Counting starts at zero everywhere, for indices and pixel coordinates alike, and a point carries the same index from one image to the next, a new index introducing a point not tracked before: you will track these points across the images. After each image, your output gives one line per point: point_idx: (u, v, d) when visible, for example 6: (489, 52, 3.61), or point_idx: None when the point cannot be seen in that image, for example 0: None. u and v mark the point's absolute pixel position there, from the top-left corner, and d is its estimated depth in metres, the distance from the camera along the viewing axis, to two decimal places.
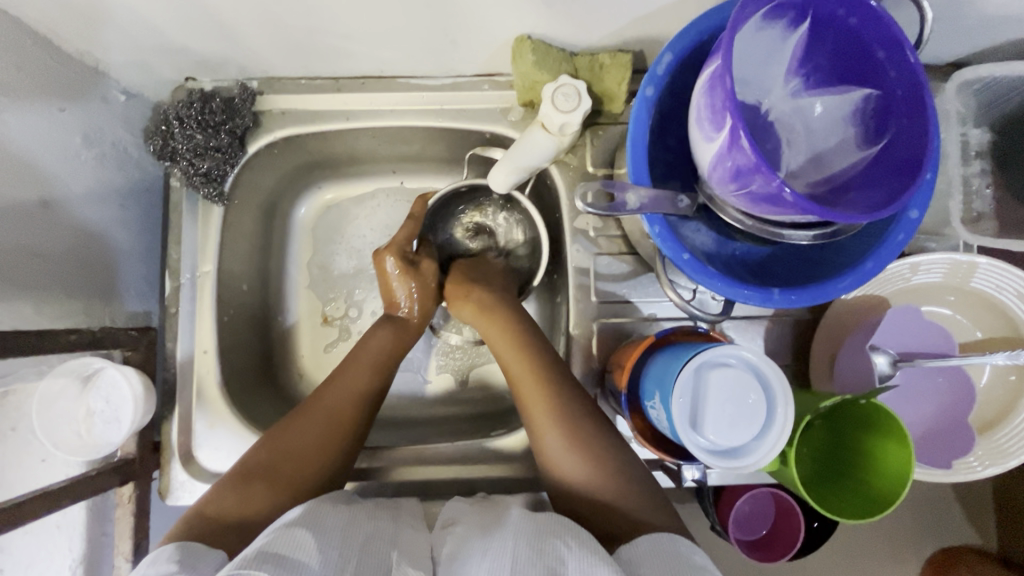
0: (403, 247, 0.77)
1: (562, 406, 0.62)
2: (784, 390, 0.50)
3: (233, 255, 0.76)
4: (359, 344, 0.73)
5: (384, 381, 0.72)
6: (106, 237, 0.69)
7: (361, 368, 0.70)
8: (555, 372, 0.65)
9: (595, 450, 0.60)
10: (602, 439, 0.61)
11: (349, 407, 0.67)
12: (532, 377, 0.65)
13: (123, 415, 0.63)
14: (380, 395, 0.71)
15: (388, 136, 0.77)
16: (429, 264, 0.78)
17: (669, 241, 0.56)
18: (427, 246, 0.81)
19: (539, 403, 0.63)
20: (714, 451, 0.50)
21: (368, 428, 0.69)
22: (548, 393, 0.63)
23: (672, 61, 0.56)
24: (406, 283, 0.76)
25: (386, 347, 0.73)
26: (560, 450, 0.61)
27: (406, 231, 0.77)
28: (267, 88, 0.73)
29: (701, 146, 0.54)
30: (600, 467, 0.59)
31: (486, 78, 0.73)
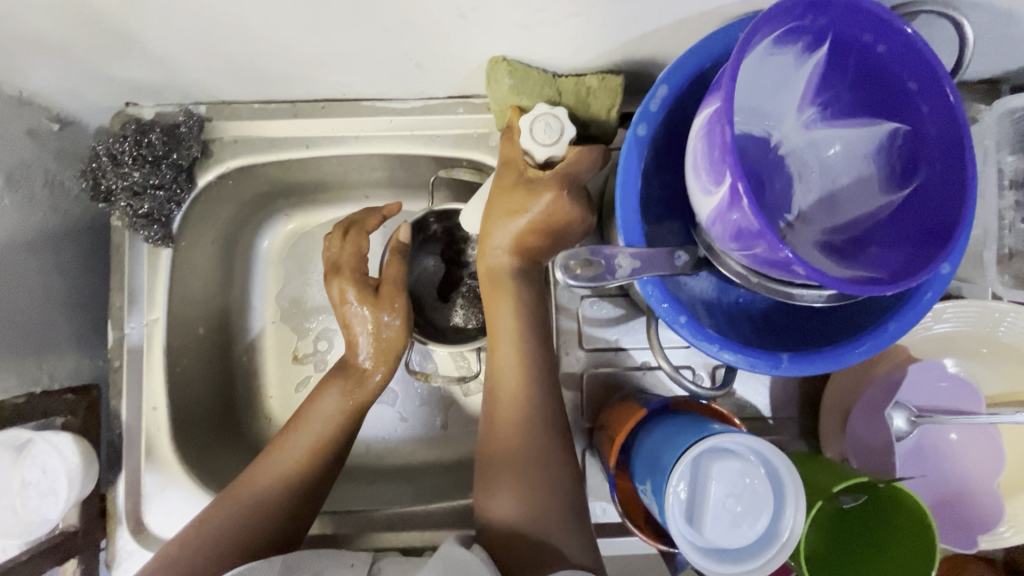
0: (355, 271, 0.67)
1: (540, 443, 0.56)
2: (795, 487, 0.43)
3: (186, 297, 0.69)
4: (308, 408, 0.66)
5: (341, 443, 0.66)
6: (42, 285, 0.62)
7: (303, 440, 0.63)
8: (539, 377, 0.58)
9: (549, 489, 0.54)
10: (563, 494, 0.54)
11: (281, 490, 0.61)
12: (514, 399, 0.57)
13: (55, 489, 0.57)
14: (333, 461, 0.65)
15: (354, 163, 0.70)
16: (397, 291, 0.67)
17: (665, 301, 0.50)
18: (397, 259, 0.68)
19: (511, 433, 0.56)
20: (711, 552, 0.43)
21: (319, 498, 0.63)
22: (524, 419, 0.57)
23: (667, 94, 0.48)
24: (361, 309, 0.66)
25: (337, 407, 0.65)
26: (510, 496, 0.54)
27: (354, 245, 0.68)
28: (217, 114, 0.65)
29: (697, 197, 0.46)
30: (545, 511, 0.53)
31: (460, 100, 0.65)
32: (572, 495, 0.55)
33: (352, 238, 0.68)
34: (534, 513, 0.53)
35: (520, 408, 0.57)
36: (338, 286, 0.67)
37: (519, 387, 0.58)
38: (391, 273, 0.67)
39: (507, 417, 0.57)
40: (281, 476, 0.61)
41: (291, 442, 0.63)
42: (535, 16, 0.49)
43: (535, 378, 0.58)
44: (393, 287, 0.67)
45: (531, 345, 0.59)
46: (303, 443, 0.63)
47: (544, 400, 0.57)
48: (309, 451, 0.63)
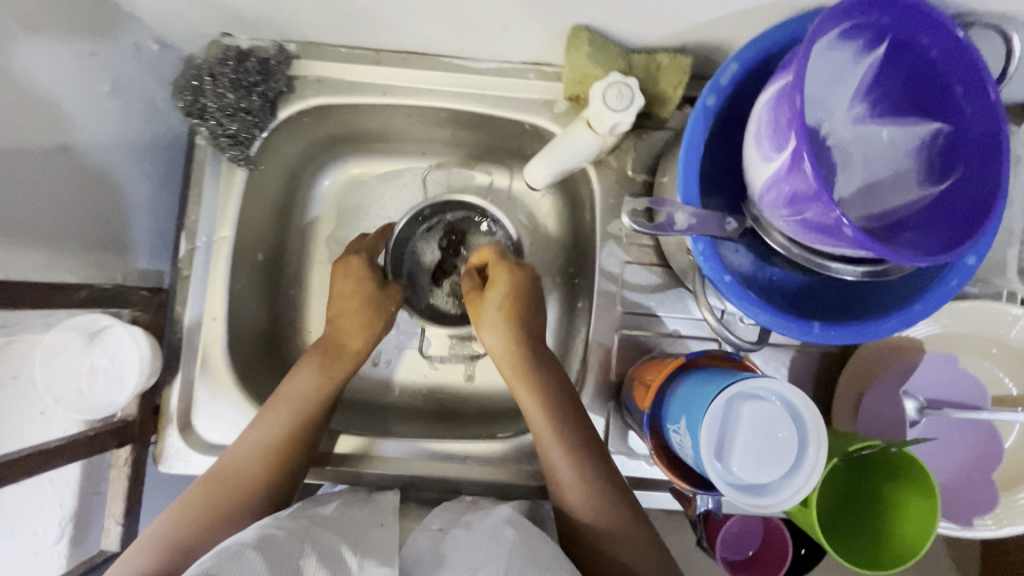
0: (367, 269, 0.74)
1: (580, 456, 0.63)
2: (818, 430, 0.47)
3: (252, 222, 0.73)
4: (281, 385, 0.67)
5: (323, 407, 0.67)
6: (126, 191, 0.66)
7: (274, 419, 0.64)
8: (560, 400, 0.66)
9: (605, 493, 0.62)
10: (615, 491, 0.63)
11: (262, 464, 0.62)
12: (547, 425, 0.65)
13: (125, 376, 0.62)
14: (312, 421, 0.66)
15: (423, 116, 0.75)
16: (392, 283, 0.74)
17: (711, 260, 0.54)
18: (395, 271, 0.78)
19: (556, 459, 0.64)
20: (741, 487, 0.47)
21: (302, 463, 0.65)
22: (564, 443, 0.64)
23: (737, 71, 0.52)
24: (355, 289, 0.72)
25: (312, 382, 0.67)
26: (580, 501, 0.62)
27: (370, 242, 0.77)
28: (305, 53, 0.70)
29: (756, 166, 0.51)
30: (613, 514, 0.61)
31: (533, 67, 0.70)
32: (622, 494, 0.63)
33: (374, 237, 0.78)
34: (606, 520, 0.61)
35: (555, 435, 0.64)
36: (342, 281, 0.72)
37: (554, 427, 0.64)
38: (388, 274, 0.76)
39: (549, 448, 0.64)
40: (260, 452, 0.63)
41: (264, 418, 0.64)
42: None
43: (557, 400, 0.65)
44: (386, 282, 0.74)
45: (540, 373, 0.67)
46: (279, 417, 0.64)
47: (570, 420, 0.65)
48: (290, 423, 0.65)
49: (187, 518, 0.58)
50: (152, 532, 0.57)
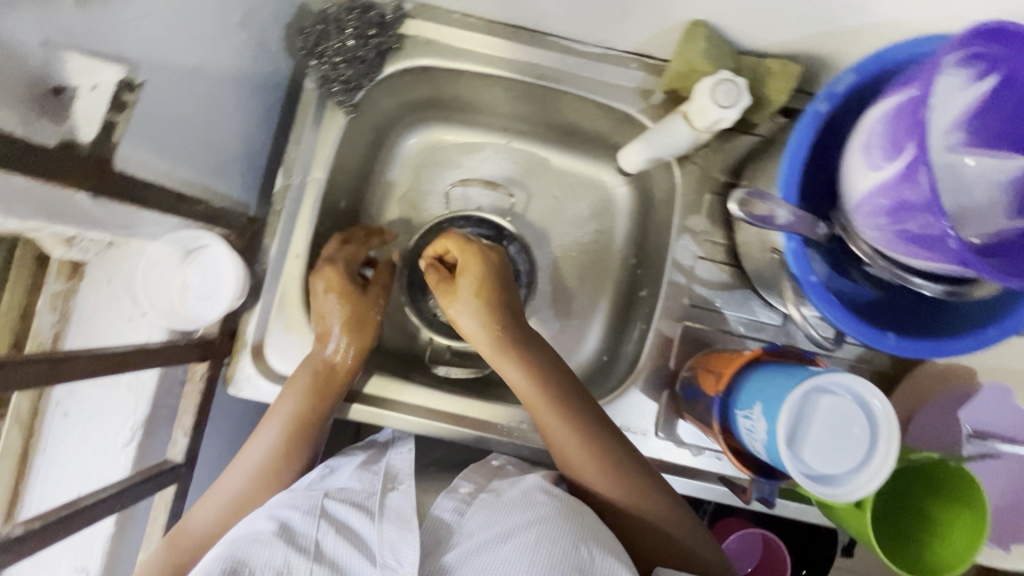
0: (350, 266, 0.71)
1: (596, 449, 0.61)
2: (890, 429, 0.49)
3: (341, 169, 0.76)
4: (280, 397, 0.65)
5: (319, 422, 0.65)
6: (234, 120, 0.68)
7: (266, 445, 0.63)
8: (563, 395, 0.63)
9: (632, 479, 0.61)
10: (643, 475, 0.61)
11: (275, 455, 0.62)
12: (555, 423, 0.62)
13: (212, 299, 0.65)
14: (306, 437, 0.64)
15: (519, 91, 0.77)
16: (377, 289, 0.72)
17: (800, 260, 0.56)
18: (387, 270, 0.75)
19: (571, 461, 0.61)
20: (808, 478, 0.49)
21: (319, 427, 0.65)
22: (578, 437, 0.61)
23: (851, 83, 0.55)
24: (337, 297, 0.68)
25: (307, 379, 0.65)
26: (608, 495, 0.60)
27: (348, 253, 0.73)
28: (419, 14, 0.72)
29: (860, 174, 0.53)
30: (644, 501, 0.60)
31: (635, 57, 0.72)
32: (646, 473, 0.61)
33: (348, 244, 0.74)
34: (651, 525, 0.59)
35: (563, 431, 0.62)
36: (324, 275, 0.69)
37: (567, 431, 0.61)
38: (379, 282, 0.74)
39: (561, 447, 0.62)
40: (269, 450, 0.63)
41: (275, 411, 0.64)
42: None
43: (561, 394, 0.63)
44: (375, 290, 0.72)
45: (534, 362, 0.65)
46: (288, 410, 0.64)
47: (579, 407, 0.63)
48: (298, 408, 0.64)
49: (213, 509, 0.60)
50: (183, 527, 0.59)
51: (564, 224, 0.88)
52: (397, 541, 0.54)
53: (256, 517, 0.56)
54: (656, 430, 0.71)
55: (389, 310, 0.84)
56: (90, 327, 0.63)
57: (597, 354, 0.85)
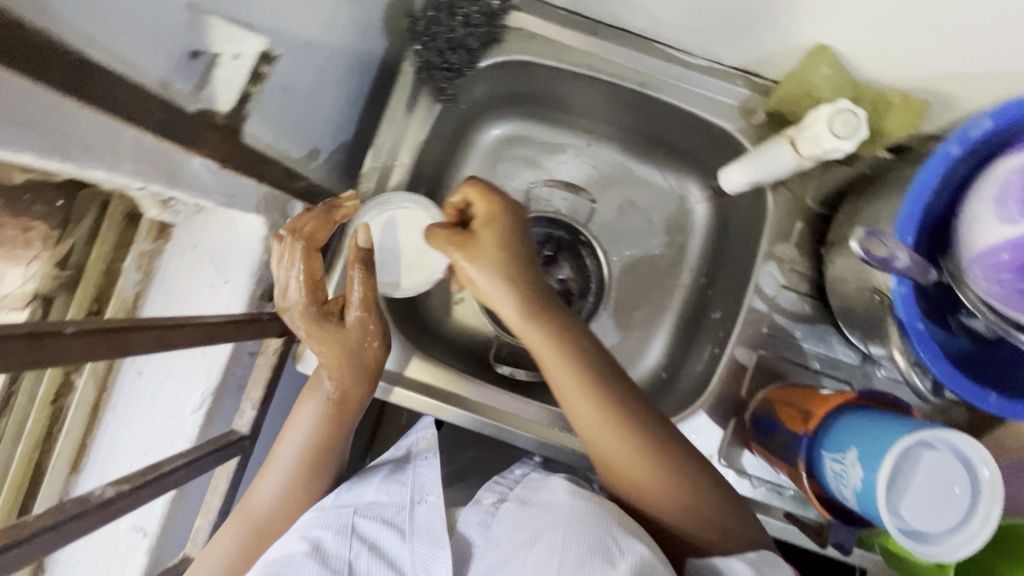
0: (307, 291, 0.58)
1: (622, 422, 0.56)
2: (992, 494, 0.47)
3: (426, 157, 0.75)
4: (298, 417, 0.62)
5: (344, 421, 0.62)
6: (332, 97, 0.67)
7: (291, 445, 0.62)
8: (575, 350, 0.58)
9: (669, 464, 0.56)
10: (690, 461, 0.56)
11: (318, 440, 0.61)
12: (584, 395, 0.57)
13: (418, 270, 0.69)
14: (339, 435, 0.62)
15: (612, 96, 0.76)
16: (360, 306, 0.60)
17: (907, 306, 0.54)
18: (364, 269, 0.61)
19: (602, 443, 0.57)
20: (903, 535, 0.48)
21: (348, 400, 0.61)
22: (603, 410, 0.56)
23: (988, 127, 0.52)
24: (324, 348, 0.59)
25: (324, 401, 0.61)
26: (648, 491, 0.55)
27: (298, 275, 0.58)
28: (525, 7, 0.70)
29: (988, 225, 0.50)
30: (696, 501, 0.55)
31: (742, 74, 0.70)
32: (692, 459, 0.57)
33: (299, 254, 0.57)
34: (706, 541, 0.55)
35: (591, 402, 0.57)
36: (299, 311, 0.58)
37: (590, 401, 0.57)
38: (357, 289, 0.60)
39: (589, 421, 0.57)
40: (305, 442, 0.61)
41: (301, 430, 0.61)
42: None
43: (582, 361, 0.57)
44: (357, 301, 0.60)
45: (525, 296, 0.58)
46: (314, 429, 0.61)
47: (584, 361, 0.58)
48: (326, 417, 0.61)
49: (272, 493, 0.61)
50: (248, 509, 0.61)
51: (635, 233, 0.87)
52: (428, 560, 0.55)
53: (289, 537, 0.57)
54: (720, 456, 0.70)
55: (452, 301, 0.84)
56: (171, 291, 0.64)
57: (656, 370, 0.84)
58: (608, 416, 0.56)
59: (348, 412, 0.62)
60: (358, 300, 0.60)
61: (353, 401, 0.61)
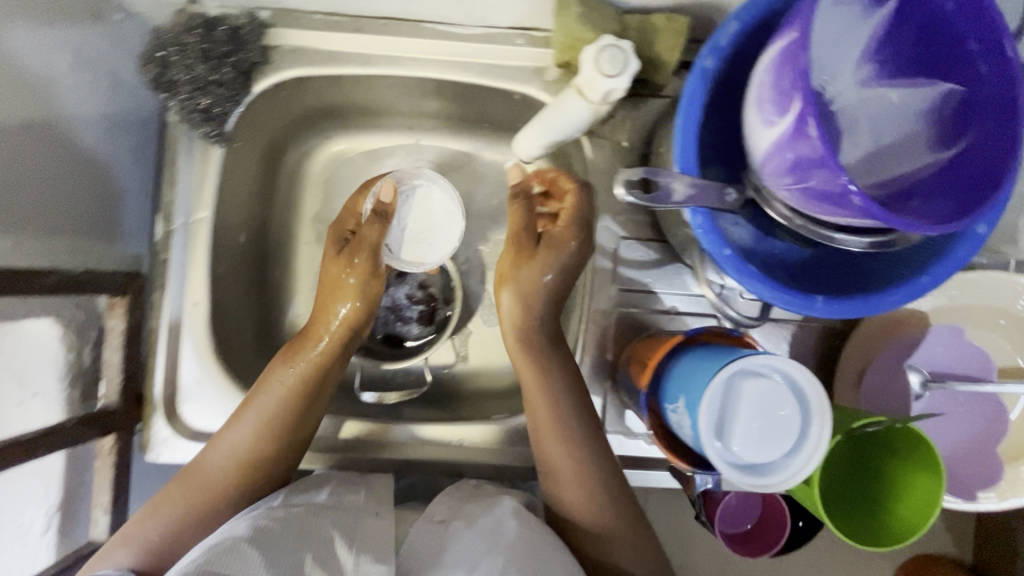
0: (367, 274, 0.70)
1: (558, 393, 0.62)
2: (821, 410, 0.45)
3: (232, 202, 0.70)
4: (257, 392, 0.63)
5: (297, 435, 0.64)
6: (98, 171, 0.63)
7: (259, 411, 0.62)
8: (532, 290, 0.66)
9: (583, 453, 0.60)
10: (600, 453, 0.61)
11: (265, 442, 0.62)
12: (530, 347, 0.65)
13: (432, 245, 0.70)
14: (291, 440, 0.63)
15: (407, 86, 0.72)
16: (364, 254, 0.69)
17: (711, 234, 0.52)
18: (378, 223, 0.69)
19: (542, 406, 0.62)
20: (739, 468, 0.46)
21: (310, 415, 0.65)
22: (544, 372, 0.63)
23: (737, 30, 0.49)
24: (344, 313, 0.69)
25: (292, 378, 0.64)
26: (568, 477, 0.60)
27: (370, 233, 0.69)
28: (279, 21, 0.66)
29: (758, 132, 0.48)
30: (596, 496, 0.59)
31: (520, 32, 0.66)
32: (607, 460, 0.61)
33: (378, 222, 0.68)
34: (594, 501, 0.59)
35: (538, 360, 0.64)
36: (340, 270, 0.70)
37: (533, 360, 0.64)
38: (367, 239, 0.69)
39: (530, 371, 0.64)
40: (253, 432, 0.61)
41: (259, 401, 0.63)
42: None
43: (536, 312, 0.66)
44: (361, 249, 0.69)
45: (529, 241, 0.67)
46: (268, 409, 0.62)
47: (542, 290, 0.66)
48: (288, 416, 0.63)
49: (166, 520, 0.58)
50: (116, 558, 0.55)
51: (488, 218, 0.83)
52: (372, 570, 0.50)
53: (233, 524, 0.52)
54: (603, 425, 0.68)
55: None
56: None
57: None
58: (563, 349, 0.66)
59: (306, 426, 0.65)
60: (355, 304, 0.70)
61: (317, 407, 0.66)
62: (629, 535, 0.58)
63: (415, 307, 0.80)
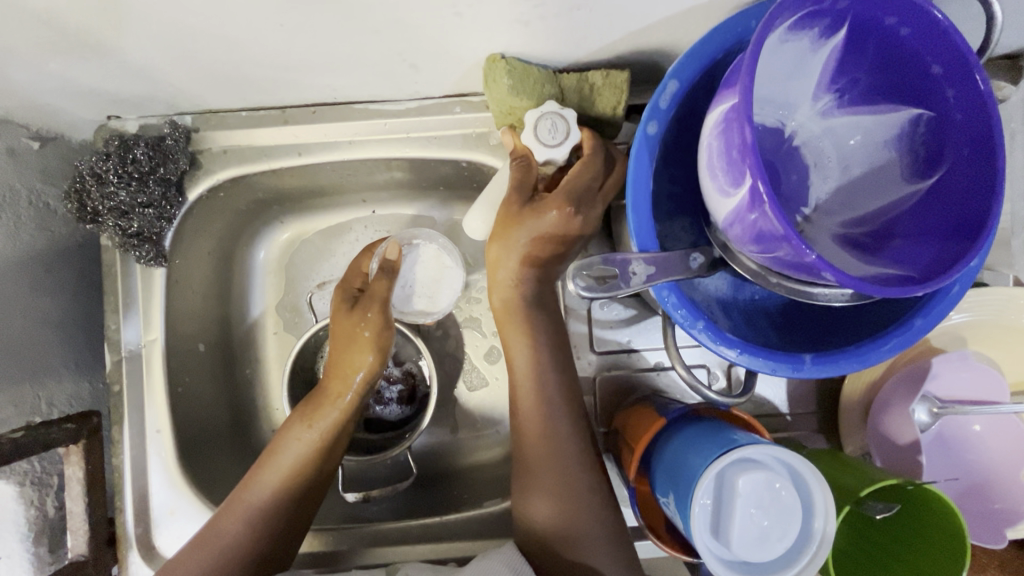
0: (378, 340, 0.67)
1: (552, 411, 0.58)
2: (823, 497, 0.42)
3: (184, 314, 0.67)
4: (275, 453, 0.62)
5: (314, 497, 0.63)
6: (35, 310, 0.60)
7: (278, 471, 0.61)
8: (538, 307, 0.60)
9: (568, 479, 0.57)
10: (586, 476, 0.57)
11: (272, 519, 0.60)
12: (527, 356, 0.60)
13: (439, 297, 0.72)
14: (307, 501, 0.62)
15: (350, 168, 0.68)
16: (376, 307, 0.67)
17: (682, 308, 0.48)
18: (386, 277, 0.68)
19: (532, 422, 0.59)
20: (737, 565, 0.42)
21: (320, 489, 0.64)
22: (540, 387, 0.59)
23: (678, 89, 0.46)
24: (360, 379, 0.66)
25: (308, 445, 0.63)
26: (546, 503, 0.57)
27: (382, 286, 0.68)
28: (203, 124, 0.62)
29: (713, 198, 0.44)
30: (576, 520, 0.56)
31: (457, 99, 0.62)
32: (596, 482, 0.57)
33: (385, 275, 0.68)
34: (571, 515, 0.56)
35: (536, 374, 0.59)
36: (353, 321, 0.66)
37: (530, 371, 0.60)
38: (377, 293, 0.67)
39: (521, 380, 0.60)
40: (262, 509, 0.59)
41: (280, 462, 0.62)
42: (535, 11, 0.46)
43: (541, 327, 0.60)
44: (374, 303, 0.67)
45: (536, 260, 0.59)
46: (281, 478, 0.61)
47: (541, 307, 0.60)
48: (301, 487, 0.62)
49: None
50: None
51: None
52: None
53: None
54: None
55: None
56: None
57: None
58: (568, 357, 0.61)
59: (321, 488, 0.64)
60: (371, 358, 0.66)
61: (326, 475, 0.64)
62: (602, 556, 0.55)
63: (394, 387, 0.76)
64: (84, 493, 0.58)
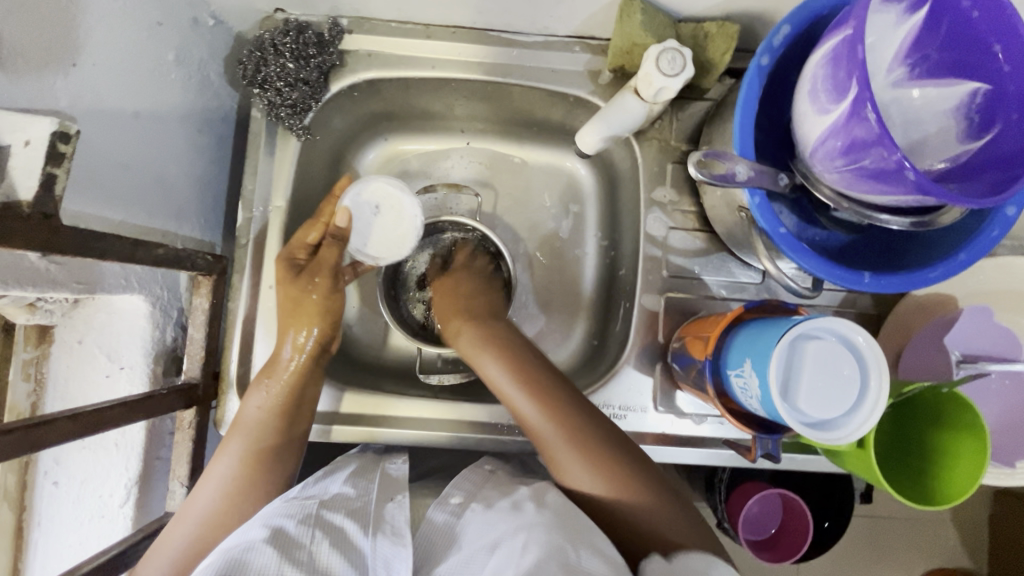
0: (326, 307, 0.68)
1: (540, 386, 0.62)
2: (877, 360, 0.50)
3: (303, 195, 0.75)
4: (237, 415, 0.63)
5: (292, 456, 0.62)
6: (183, 161, 0.67)
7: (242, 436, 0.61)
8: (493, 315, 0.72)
9: (597, 451, 0.58)
10: (620, 449, 0.59)
11: (254, 467, 0.59)
12: (495, 355, 0.67)
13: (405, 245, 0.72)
14: (288, 444, 0.62)
15: (468, 93, 0.78)
16: (325, 274, 0.68)
17: (767, 214, 0.56)
18: (336, 244, 0.69)
19: (531, 405, 0.62)
20: (808, 425, 0.50)
21: (293, 437, 0.63)
22: (523, 373, 0.64)
23: (788, 33, 0.55)
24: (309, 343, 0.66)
25: (262, 404, 0.63)
26: (586, 475, 0.57)
27: (331, 254, 0.68)
28: (357, 28, 0.72)
29: (811, 120, 0.53)
30: (627, 488, 0.56)
31: (578, 40, 0.73)
32: (625, 455, 0.59)
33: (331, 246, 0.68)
34: (620, 486, 0.56)
35: (513, 367, 0.65)
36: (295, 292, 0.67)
37: (502, 366, 0.65)
38: (326, 259, 0.68)
39: (509, 391, 0.63)
40: (248, 457, 0.59)
41: (241, 423, 0.62)
42: None
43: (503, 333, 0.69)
44: (321, 272, 0.68)
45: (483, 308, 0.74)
46: (254, 434, 0.61)
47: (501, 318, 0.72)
48: (268, 434, 0.61)
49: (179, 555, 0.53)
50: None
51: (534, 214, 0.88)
52: (390, 557, 0.50)
53: (249, 526, 0.51)
54: (656, 404, 0.71)
55: (372, 328, 0.83)
56: (70, 391, 0.63)
57: (588, 339, 0.83)
58: (527, 349, 0.68)
59: (296, 438, 0.63)
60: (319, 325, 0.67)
61: (301, 421, 0.64)
62: (667, 520, 0.55)
63: None
64: (206, 322, 0.64)
